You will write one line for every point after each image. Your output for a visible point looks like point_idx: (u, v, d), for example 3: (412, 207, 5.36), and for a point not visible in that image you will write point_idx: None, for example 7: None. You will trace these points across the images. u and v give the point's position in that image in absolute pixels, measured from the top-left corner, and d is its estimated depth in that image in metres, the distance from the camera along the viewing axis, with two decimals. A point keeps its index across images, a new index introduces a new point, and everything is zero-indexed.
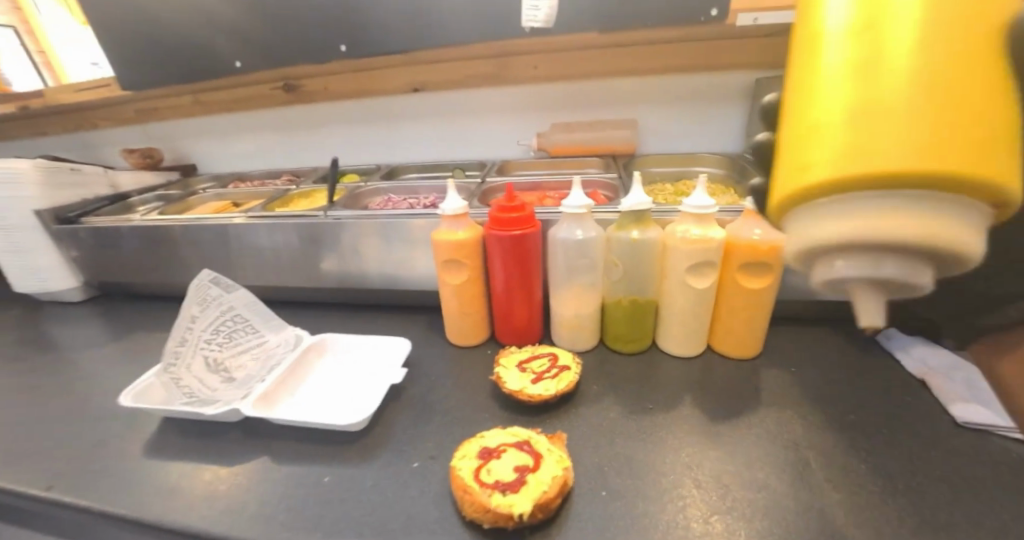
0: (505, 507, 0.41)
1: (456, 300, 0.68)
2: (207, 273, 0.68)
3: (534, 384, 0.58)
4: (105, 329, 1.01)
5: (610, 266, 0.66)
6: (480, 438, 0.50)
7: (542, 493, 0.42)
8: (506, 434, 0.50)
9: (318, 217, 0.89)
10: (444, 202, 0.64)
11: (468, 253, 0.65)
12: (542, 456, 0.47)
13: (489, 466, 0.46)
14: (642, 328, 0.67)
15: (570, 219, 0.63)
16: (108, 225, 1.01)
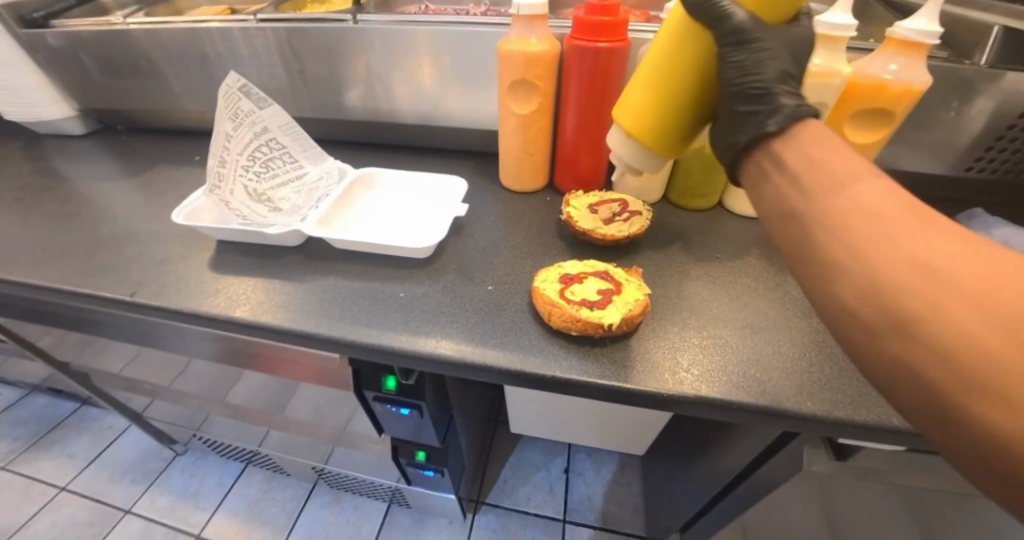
0: (596, 318, 0.44)
1: (522, 133, 0.65)
2: (234, 81, 0.59)
3: (606, 226, 0.58)
4: (122, 161, 0.96)
5: None
6: (558, 266, 0.51)
7: (629, 310, 0.45)
8: (584, 265, 0.51)
9: (347, 24, 0.75)
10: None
11: (540, 74, 0.58)
12: (623, 283, 0.48)
13: (572, 288, 0.48)
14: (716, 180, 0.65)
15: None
16: (91, 30, 0.88)
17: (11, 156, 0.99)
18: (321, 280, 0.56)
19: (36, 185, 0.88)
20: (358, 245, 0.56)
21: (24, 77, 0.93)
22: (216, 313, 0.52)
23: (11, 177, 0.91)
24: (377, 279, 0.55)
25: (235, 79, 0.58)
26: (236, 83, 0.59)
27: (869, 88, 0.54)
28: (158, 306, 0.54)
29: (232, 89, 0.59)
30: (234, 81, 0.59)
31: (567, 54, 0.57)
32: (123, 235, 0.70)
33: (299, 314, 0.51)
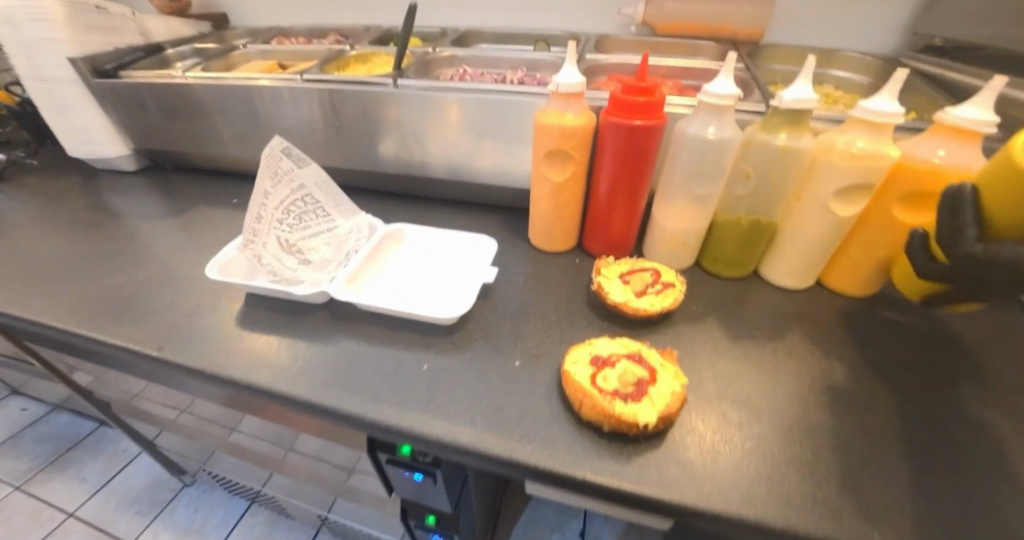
0: (630, 414, 0.41)
1: (553, 198, 0.64)
2: (277, 143, 0.61)
3: (637, 300, 0.55)
4: (165, 200, 1.00)
5: (738, 177, 0.59)
6: (589, 345, 0.48)
7: (665, 406, 0.42)
8: (616, 344, 0.49)
9: (386, 87, 0.78)
10: (558, 75, 0.55)
11: (577, 145, 0.58)
12: (658, 370, 0.45)
13: (604, 373, 0.45)
14: (750, 252, 0.63)
15: (699, 112, 0.54)
16: (153, 83, 0.93)
17: (65, 192, 1.04)
18: (345, 344, 0.55)
19: (83, 222, 0.91)
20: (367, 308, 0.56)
21: (91, 120, 1.00)
22: (237, 375, 0.51)
23: (63, 213, 0.95)
24: (401, 345, 0.54)
25: (278, 142, 0.61)
26: (279, 146, 0.61)
27: (921, 172, 0.51)
28: (183, 362, 0.54)
29: (275, 151, 0.61)
30: (277, 144, 0.61)
31: (602, 128, 0.58)
32: (157, 279, 0.71)
33: (319, 382, 0.50)
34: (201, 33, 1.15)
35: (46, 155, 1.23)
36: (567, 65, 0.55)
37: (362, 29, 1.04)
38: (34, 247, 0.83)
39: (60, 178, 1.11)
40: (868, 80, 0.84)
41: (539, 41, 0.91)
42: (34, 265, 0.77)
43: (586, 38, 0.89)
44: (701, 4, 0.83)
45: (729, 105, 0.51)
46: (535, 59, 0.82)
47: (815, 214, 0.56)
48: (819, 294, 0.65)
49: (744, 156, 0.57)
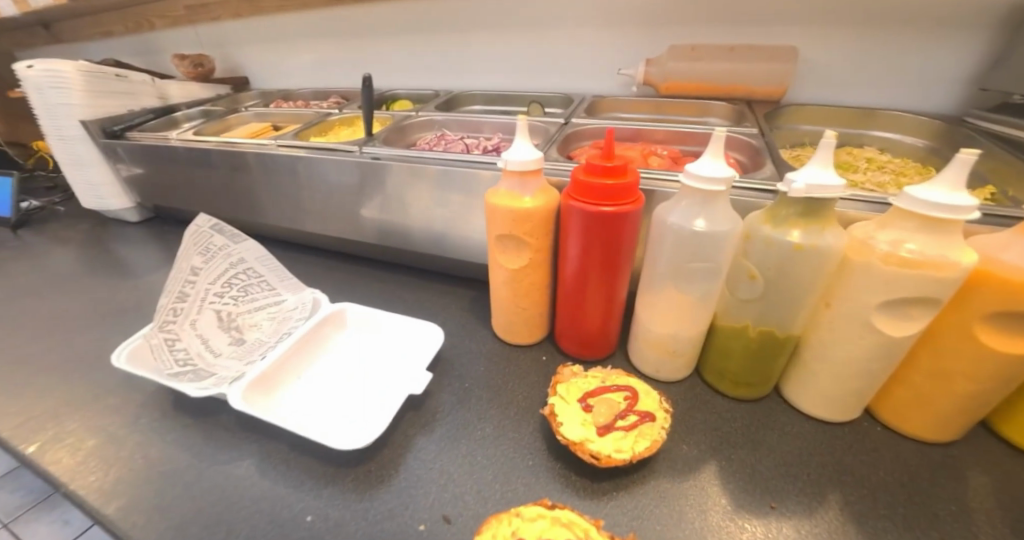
0: None
1: (512, 288, 0.52)
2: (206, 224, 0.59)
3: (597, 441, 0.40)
4: (140, 252, 0.96)
5: (741, 276, 0.44)
6: (513, 517, 0.35)
7: None
8: (550, 520, 0.34)
9: (353, 154, 0.72)
10: (511, 151, 0.46)
11: (535, 229, 0.48)
12: None
13: None
14: (767, 368, 0.47)
15: (683, 197, 0.44)
16: (150, 143, 0.92)
17: (51, 236, 1.00)
18: (228, 466, 0.44)
19: (54, 274, 0.87)
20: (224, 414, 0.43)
21: (98, 175, 0.98)
22: (90, 501, 0.41)
23: (39, 262, 0.91)
24: (293, 477, 0.43)
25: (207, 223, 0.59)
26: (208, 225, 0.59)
27: (1012, 285, 0.35)
28: (48, 472, 0.45)
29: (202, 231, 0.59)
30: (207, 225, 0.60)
31: (566, 211, 0.47)
32: (79, 353, 0.63)
33: (170, 527, 0.39)
34: (217, 96, 1.18)
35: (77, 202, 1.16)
36: (519, 136, 0.46)
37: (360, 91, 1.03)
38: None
39: (54, 219, 1.07)
40: (928, 144, 0.68)
41: (533, 102, 0.86)
42: None
43: (582, 100, 0.81)
44: (711, 63, 0.73)
45: (721, 190, 0.41)
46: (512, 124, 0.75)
47: (853, 332, 0.41)
48: (875, 432, 0.46)
49: (744, 250, 0.43)
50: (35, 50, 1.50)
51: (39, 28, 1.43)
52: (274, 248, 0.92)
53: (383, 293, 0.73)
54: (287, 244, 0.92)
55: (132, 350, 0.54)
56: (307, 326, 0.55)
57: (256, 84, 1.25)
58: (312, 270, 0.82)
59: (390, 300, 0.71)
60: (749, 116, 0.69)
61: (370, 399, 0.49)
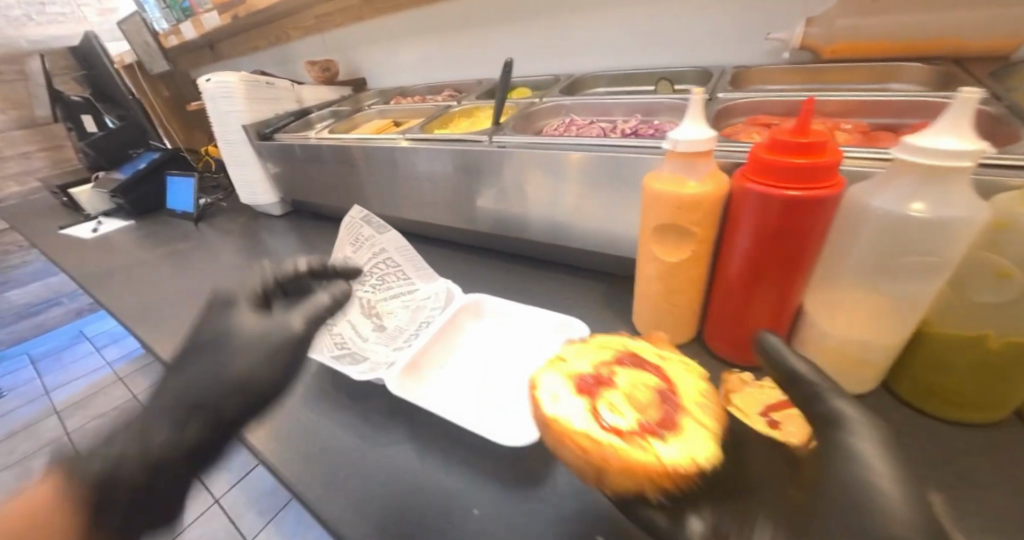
0: (690, 462, 0.30)
1: (664, 283, 0.48)
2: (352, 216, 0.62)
3: (579, 377, 0.36)
4: (286, 242, 1.07)
5: (982, 274, 0.36)
6: (559, 362, 0.38)
7: (712, 424, 0.33)
8: (595, 350, 0.39)
9: (482, 144, 0.70)
10: (676, 132, 0.42)
11: (700, 218, 0.43)
12: (667, 374, 0.36)
13: (604, 399, 0.34)
14: (1006, 391, 0.37)
15: (890, 178, 0.37)
16: (292, 143, 1.00)
17: (220, 229, 1.16)
18: (389, 449, 0.46)
19: (224, 261, 1.00)
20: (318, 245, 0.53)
21: (254, 173, 1.11)
22: (279, 467, 0.46)
23: (213, 251, 1.06)
24: (452, 466, 0.43)
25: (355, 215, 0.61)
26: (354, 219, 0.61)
27: None
28: (242, 439, 0.50)
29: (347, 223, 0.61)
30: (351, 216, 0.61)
31: (737, 197, 0.42)
32: None
33: (349, 502, 0.41)
34: (342, 97, 1.26)
35: (236, 198, 1.34)
36: (689, 114, 0.41)
37: (475, 82, 1.03)
38: (183, 283, 0.92)
39: (221, 213, 1.25)
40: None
41: (662, 79, 0.79)
42: (173, 300, 0.86)
43: (723, 72, 0.72)
44: (899, 13, 0.60)
45: (962, 166, 0.32)
46: (646, 103, 0.69)
47: None
48: None
49: (993, 241, 0.35)
50: (202, 69, 1.76)
51: (205, 49, 1.66)
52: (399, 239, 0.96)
53: (508, 284, 0.73)
54: (410, 235, 0.96)
55: (300, 332, 0.60)
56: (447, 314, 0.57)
57: (375, 83, 1.32)
58: (435, 260, 0.84)
59: (517, 293, 0.70)
60: (963, 78, 0.57)
61: (518, 393, 0.49)
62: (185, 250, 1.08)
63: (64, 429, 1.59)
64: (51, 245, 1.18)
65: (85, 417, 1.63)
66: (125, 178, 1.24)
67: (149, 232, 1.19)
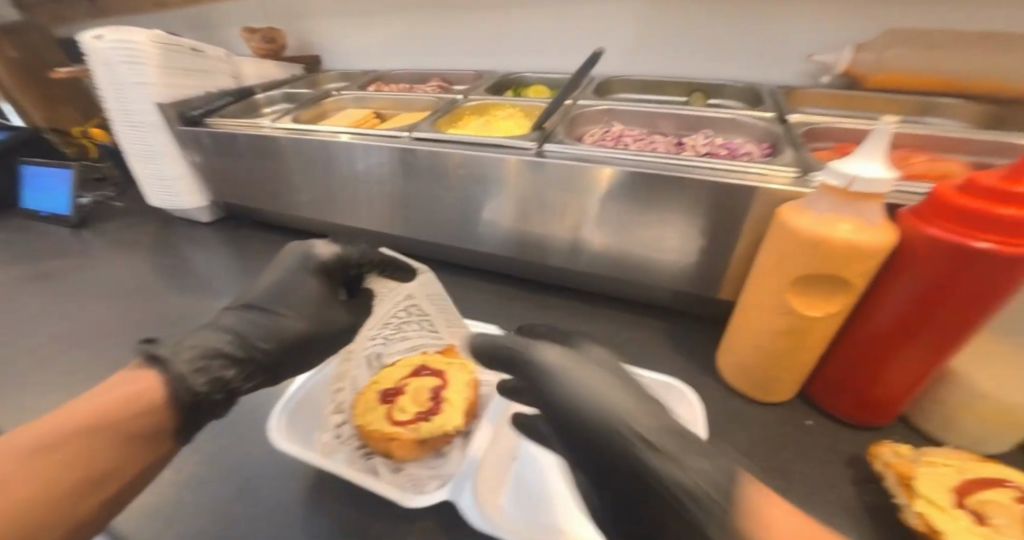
0: (441, 426, 0.39)
1: (794, 339, 0.41)
2: (325, 254, 0.47)
3: (392, 409, 0.41)
4: (222, 258, 0.83)
5: None
6: (373, 385, 0.45)
7: (464, 399, 0.42)
8: (403, 367, 0.47)
9: (526, 153, 0.57)
10: (840, 166, 0.35)
11: (863, 270, 0.36)
12: (446, 369, 0.46)
13: (399, 404, 0.42)
14: None
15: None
16: (236, 131, 0.77)
17: (116, 240, 0.87)
18: None
19: (131, 287, 0.74)
20: (301, 286, 0.44)
21: (172, 168, 0.84)
22: None
23: (114, 271, 0.79)
24: None
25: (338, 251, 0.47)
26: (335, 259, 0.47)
27: None
28: None
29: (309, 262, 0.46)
30: (322, 253, 0.47)
31: (910, 243, 0.36)
32: None
33: None
34: (292, 76, 1.03)
35: (135, 197, 1.03)
36: (865, 148, 0.34)
37: (470, 74, 0.89)
38: (68, 322, 0.66)
39: (115, 217, 0.95)
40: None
41: (697, 91, 0.73)
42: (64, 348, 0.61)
43: (770, 91, 0.68)
44: (951, 50, 0.60)
45: None
46: (707, 117, 0.61)
47: None
48: None
49: None
50: (76, 24, 1.36)
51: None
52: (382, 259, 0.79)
53: (547, 321, 0.61)
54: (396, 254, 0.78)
55: (288, 420, 0.41)
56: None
57: (331, 63, 1.10)
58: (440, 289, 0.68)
59: None
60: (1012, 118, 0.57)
61: None
62: (64, 270, 0.78)
63: None
64: None
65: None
66: None
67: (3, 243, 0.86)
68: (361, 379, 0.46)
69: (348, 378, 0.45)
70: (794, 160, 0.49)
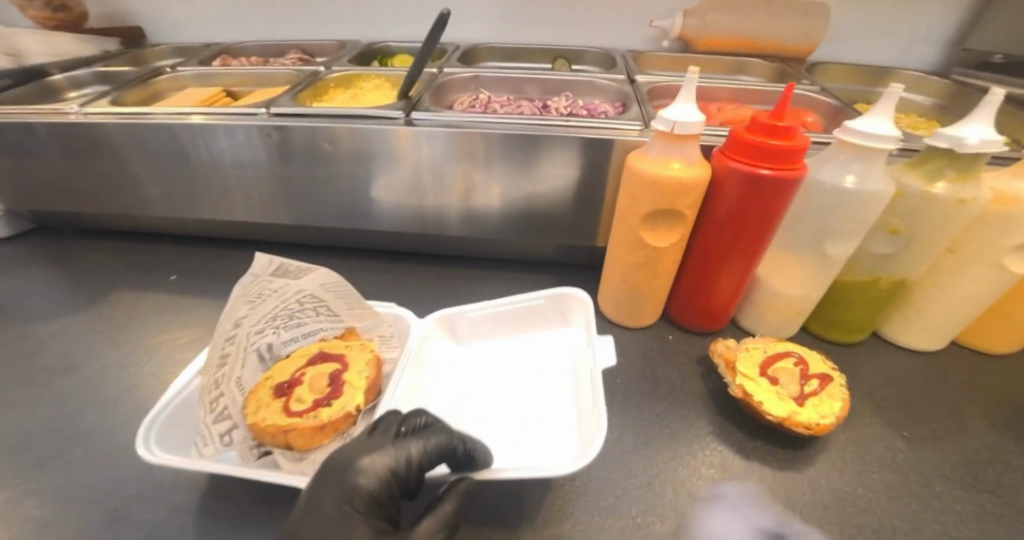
0: (341, 411, 0.39)
1: (646, 270, 0.49)
2: (359, 471, 0.31)
3: (288, 401, 0.40)
4: (43, 274, 0.68)
5: (878, 231, 0.47)
6: (267, 381, 0.42)
7: (365, 378, 0.42)
8: (296, 358, 0.45)
9: (394, 123, 0.56)
10: (667, 109, 0.41)
11: (689, 202, 0.43)
12: (346, 352, 0.44)
13: (297, 395, 0.40)
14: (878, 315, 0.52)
15: (830, 156, 0.44)
16: (31, 120, 0.63)
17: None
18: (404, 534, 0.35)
19: None
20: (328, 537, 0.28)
21: None
22: None
23: None
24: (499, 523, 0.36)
25: (379, 462, 0.31)
26: (381, 475, 0.31)
27: None
28: None
29: (336, 492, 0.30)
30: (352, 471, 0.31)
31: (721, 176, 0.44)
32: (45, 440, 0.43)
33: None
34: (105, 53, 0.86)
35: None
36: (682, 95, 0.41)
37: (331, 44, 0.83)
38: None
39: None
40: (936, 101, 0.74)
41: (560, 57, 0.78)
42: None
43: (618, 56, 0.75)
44: (748, 17, 0.72)
45: (886, 148, 0.40)
46: (568, 81, 0.66)
47: (975, 275, 0.46)
48: (959, 354, 0.54)
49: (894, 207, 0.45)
50: None
51: None
52: (257, 252, 0.72)
53: (443, 289, 0.63)
54: (272, 245, 0.72)
55: (159, 433, 0.37)
56: (411, 347, 0.46)
57: (157, 35, 0.94)
58: None
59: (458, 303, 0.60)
60: (791, 74, 0.71)
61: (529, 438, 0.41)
62: None
63: None
64: None
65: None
66: None
67: None
68: (248, 377, 0.43)
69: (232, 380, 0.41)
70: (641, 114, 0.56)
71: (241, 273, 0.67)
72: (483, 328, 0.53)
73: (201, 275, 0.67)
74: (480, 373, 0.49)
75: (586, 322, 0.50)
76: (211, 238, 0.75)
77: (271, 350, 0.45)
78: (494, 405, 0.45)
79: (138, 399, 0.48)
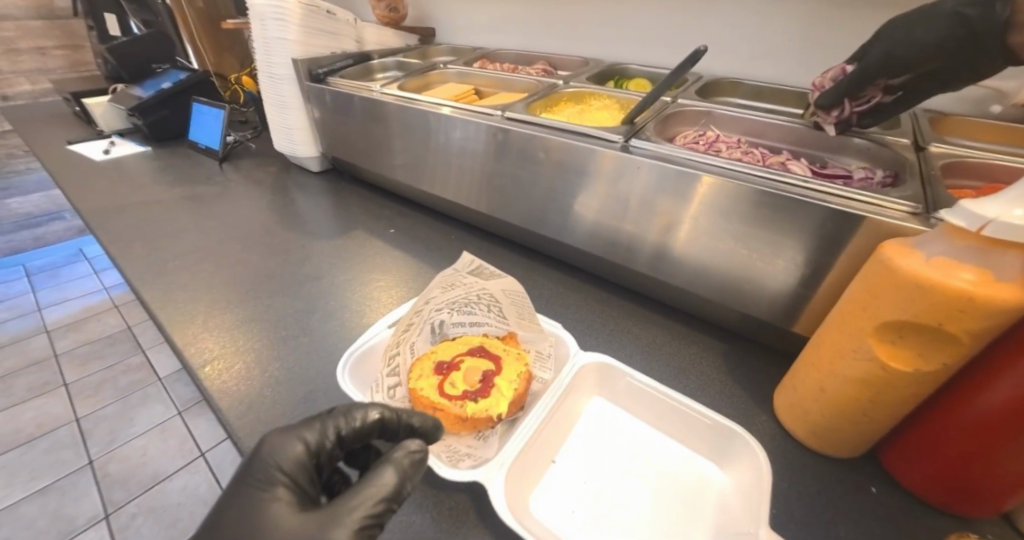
0: (482, 412, 0.40)
1: (865, 393, 0.37)
2: (288, 448, 0.34)
3: (443, 383, 0.43)
4: (321, 202, 0.92)
5: None
6: (432, 354, 0.46)
7: (512, 391, 0.42)
8: (457, 343, 0.47)
9: (612, 146, 0.56)
10: (959, 206, 0.31)
11: (966, 328, 0.31)
12: (501, 357, 0.45)
13: (451, 379, 0.43)
14: None
15: None
16: (348, 90, 0.84)
17: (246, 175, 1.00)
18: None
19: (252, 214, 0.85)
20: (261, 508, 0.32)
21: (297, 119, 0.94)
22: None
23: (239, 198, 0.90)
24: None
25: (305, 439, 0.34)
26: (304, 450, 0.34)
27: None
28: None
29: (268, 470, 0.33)
30: (283, 449, 0.34)
31: None
32: (289, 326, 0.58)
33: None
34: (408, 47, 1.10)
35: (265, 141, 1.18)
36: (1012, 193, 0.29)
37: (575, 60, 0.89)
38: (200, 231, 0.78)
39: (247, 156, 1.09)
40: None
41: None
42: (192, 253, 0.72)
43: (912, 114, 0.61)
44: None
45: None
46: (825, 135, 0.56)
47: None
48: None
49: None
50: None
51: None
52: (455, 229, 0.82)
53: (603, 317, 0.60)
54: (468, 227, 0.81)
55: (352, 369, 0.45)
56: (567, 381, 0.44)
57: (445, 35, 1.15)
58: (505, 267, 0.70)
59: (614, 338, 0.56)
60: None
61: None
62: (202, 191, 0.92)
63: (46, 345, 1.39)
64: (53, 159, 1.01)
65: (68, 331, 1.44)
66: (147, 97, 1.06)
67: (168, 163, 1.03)
68: (420, 345, 0.48)
69: (409, 344, 0.46)
70: (917, 193, 0.43)
71: (439, 243, 0.77)
72: (640, 399, 0.45)
73: (411, 235, 0.80)
74: (623, 437, 0.44)
75: (752, 485, 0.37)
76: (426, 206, 0.89)
77: (443, 326, 0.49)
78: (628, 486, 0.41)
79: (345, 319, 0.60)
